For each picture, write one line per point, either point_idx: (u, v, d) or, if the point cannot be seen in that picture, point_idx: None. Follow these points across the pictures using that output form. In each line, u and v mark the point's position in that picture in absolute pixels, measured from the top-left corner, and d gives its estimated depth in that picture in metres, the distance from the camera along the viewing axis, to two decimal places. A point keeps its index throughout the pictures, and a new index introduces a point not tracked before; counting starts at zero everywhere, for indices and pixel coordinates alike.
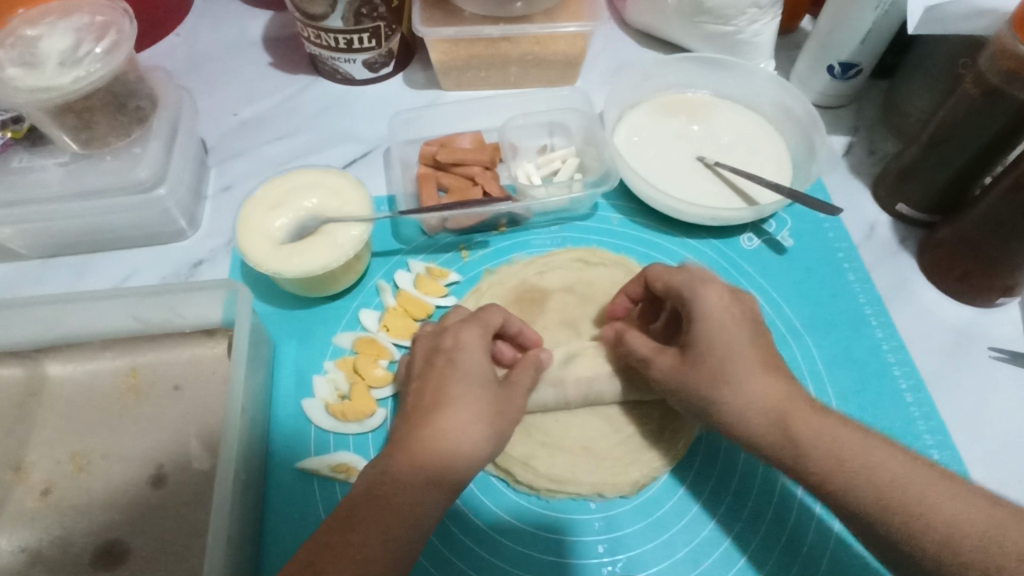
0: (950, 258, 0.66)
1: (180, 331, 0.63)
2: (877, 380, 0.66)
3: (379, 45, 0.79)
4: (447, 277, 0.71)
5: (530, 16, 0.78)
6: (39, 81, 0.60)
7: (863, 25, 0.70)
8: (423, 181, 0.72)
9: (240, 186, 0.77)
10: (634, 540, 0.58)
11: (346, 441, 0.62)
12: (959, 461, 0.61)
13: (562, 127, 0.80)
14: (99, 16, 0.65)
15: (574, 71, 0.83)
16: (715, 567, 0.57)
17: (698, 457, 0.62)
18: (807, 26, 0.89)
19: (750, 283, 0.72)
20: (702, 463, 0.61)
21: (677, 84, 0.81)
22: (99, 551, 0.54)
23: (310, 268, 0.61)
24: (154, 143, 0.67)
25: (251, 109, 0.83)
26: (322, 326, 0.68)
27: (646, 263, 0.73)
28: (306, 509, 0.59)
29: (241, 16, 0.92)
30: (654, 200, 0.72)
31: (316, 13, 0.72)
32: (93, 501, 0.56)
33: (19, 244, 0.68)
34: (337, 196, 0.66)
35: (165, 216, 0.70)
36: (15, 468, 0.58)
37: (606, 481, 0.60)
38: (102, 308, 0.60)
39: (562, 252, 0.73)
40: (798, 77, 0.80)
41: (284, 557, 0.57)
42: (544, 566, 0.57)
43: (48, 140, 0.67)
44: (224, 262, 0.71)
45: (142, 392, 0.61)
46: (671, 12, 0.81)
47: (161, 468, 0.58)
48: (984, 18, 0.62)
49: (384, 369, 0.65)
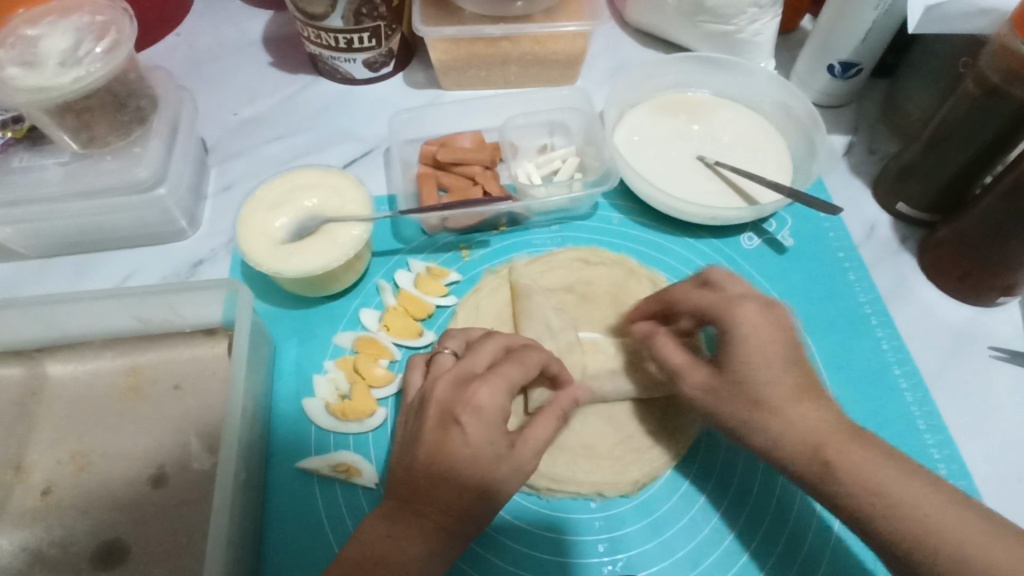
0: (950, 257, 0.66)
1: (181, 331, 0.63)
2: (876, 380, 0.66)
3: (379, 45, 0.79)
4: (447, 276, 0.71)
5: (530, 16, 0.78)
6: (39, 81, 0.60)
7: (863, 24, 0.69)
8: (423, 181, 0.72)
9: (241, 186, 0.77)
10: (633, 540, 0.58)
11: (346, 441, 0.62)
12: (958, 461, 0.61)
13: (562, 127, 0.80)
14: (99, 15, 0.65)
15: (574, 70, 0.83)
16: (716, 566, 0.57)
17: (693, 469, 0.61)
18: (807, 26, 0.89)
19: (750, 283, 0.72)
20: (697, 474, 0.61)
21: (677, 84, 0.81)
22: (99, 551, 0.54)
23: (311, 268, 0.61)
24: (155, 143, 0.67)
25: (251, 109, 0.83)
26: (322, 326, 0.68)
27: (646, 263, 0.73)
28: (307, 508, 0.59)
29: (241, 16, 0.91)
30: (654, 200, 0.72)
31: (316, 13, 0.72)
32: (93, 501, 0.56)
33: (19, 244, 0.68)
34: (338, 196, 0.66)
35: (165, 216, 0.70)
36: (15, 468, 0.58)
37: (606, 481, 0.60)
38: (102, 308, 0.60)
39: (562, 251, 0.73)
40: (799, 76, 0.80)
41: (285, 556, 0.57)
42: (545, 565, 0.57)
43: (48, 140, 0.67)
44: (224, 262, 0.71)
45: (142, 392, 0.61)
46: (672, 12, 0.81)
47: (162, 468, 0.58)
48: (984, 17, 0.62)
49: (384, 369, 0.65)
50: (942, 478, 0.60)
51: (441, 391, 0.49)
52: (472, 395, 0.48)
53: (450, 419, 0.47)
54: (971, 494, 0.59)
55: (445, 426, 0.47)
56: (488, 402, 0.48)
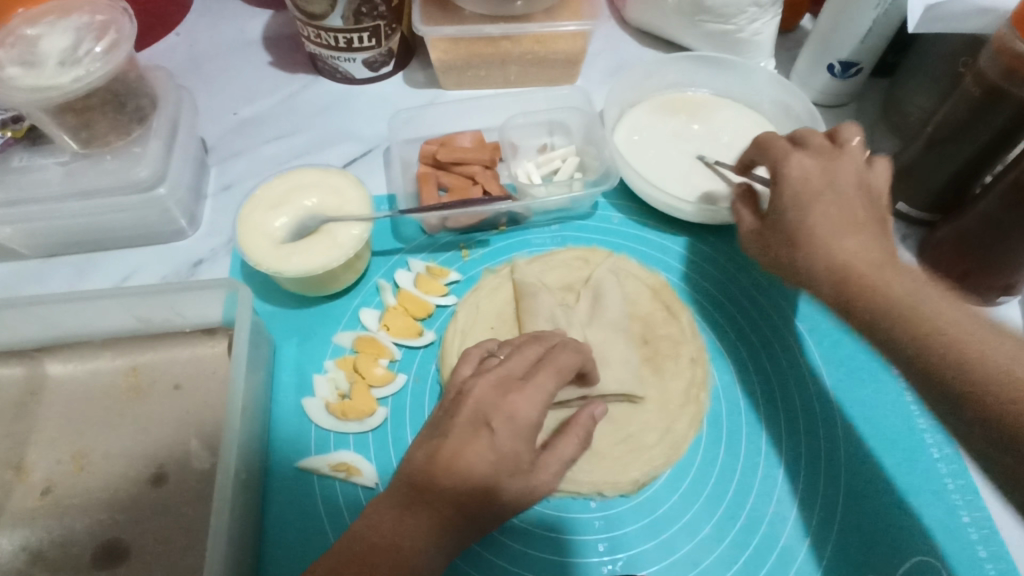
0: (949, 258, 0.65)
1: (181, 331, 0.64)
2: (876, 380, 0.66)
3: (379, 44, 0.79)
4: (447, 276, 0.71)
5: (530, 16, 0.78)
6: (39, 81, 0.59)
7: (863, 23, 0.69)
8: (423, 180, 0.72)
9: (240, 185, 0.77)
10: (633, 540, 0.58)
11: (346, 441, 0.62)
12: (958, 461, 0.61)
13: (562, 127, 0.80)
14: (99, 15, 0.65)
15: (574, 70, 0.83)
16: (715, 566, 0.57)
17: (683, 486, 0.60)
18: (807, 25, 0.89)
19: (750, 283, 0.72)
20: (687, 489, 0.60)
21: (677, 83, 0.81)
22: (99, 551, 0.54)
23: (311, 268, 0.61)
24: (155, 143, 0.67)
25: (251, 109, 0.83)
26: (322, 326, 0.68)
27: (646, 263, 0.73)
28: (306, 508, 0.59)
29: (241, 16, 0.92)
30: (654, 200, 0.72)
31: (316, 13, 0.72)
32: (94, 500, 0.56)
33: (19, 244, 0.68)
34: (337, 196, 0.66)
35: (166, 216, 0.70)
36: (15, 467, 0.58)
37: (606, 480, 0.59)
38: (102, 307, 0.60)
39: (562, 251, 0.73)
40: (798, 76, 0.80)
41: (284, 556, 0.57)
42: (545, 565, 0.57)
43: (47, 140, 0.67)
44: (224, 262, 0.71)
45: (142, 392, 0.61)
46: (672, 11, 0.81)
47: (162, 468, 0.58)
48: (983, 17, 0.63)
49: (384, 369, 0.65)
50: (942, 480, 0.60)
51: (479, 391, 0.49)
52: (490, 410, 0.48)
53: (469, 430, 0.46)
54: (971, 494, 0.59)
55: (457, 432, 0.46)
56: (480, 412, 0.47)
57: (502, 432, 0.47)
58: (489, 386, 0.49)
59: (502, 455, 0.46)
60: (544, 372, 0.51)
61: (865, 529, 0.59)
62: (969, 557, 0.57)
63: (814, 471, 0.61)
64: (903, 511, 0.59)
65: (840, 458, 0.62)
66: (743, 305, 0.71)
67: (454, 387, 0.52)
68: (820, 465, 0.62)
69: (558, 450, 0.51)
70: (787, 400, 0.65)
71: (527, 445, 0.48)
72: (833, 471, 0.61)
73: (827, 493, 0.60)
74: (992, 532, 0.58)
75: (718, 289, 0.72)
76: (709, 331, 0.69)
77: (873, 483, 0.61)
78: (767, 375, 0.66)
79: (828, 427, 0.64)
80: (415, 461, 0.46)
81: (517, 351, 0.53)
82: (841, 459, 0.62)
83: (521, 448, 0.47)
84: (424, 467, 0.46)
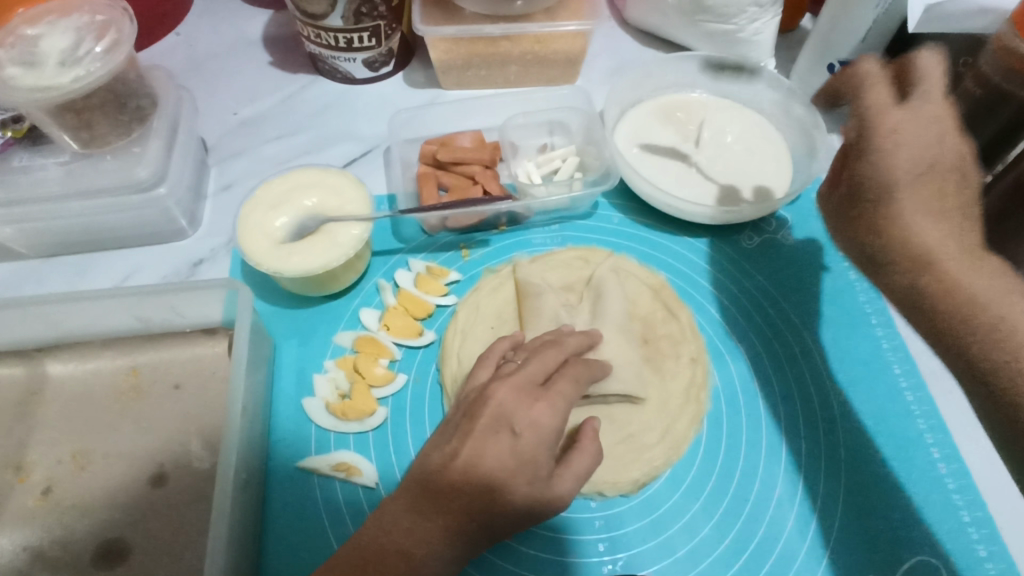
0: None
1: (181, 331, 0.64)
2: (876, 378, 0.66)
3: (379, 44, 0.79)
4: (447, 276, 0.71)
5: (530, 15, 0.78)
6: (39, 81, 0.59)
7: (864, 23, 0.70)
8: (423, 180, 0.72)
9: (240, 185, 0.77)
10: (634, 540, 0.58)
11: (346, 441, 0.62)
12: (958, 460, 0.61)
13: (562, 127, 0.80)
14: (99, 15, 0.65)
15: (575, 70, 0.83)
16: (716, 566, 0.57)
17: (683, 485, 0.60)
18: (807, 25, 0.89)
19: (750, 282, 0.72)
20: (687, 489, 0.60)
21: (677, 83, 0.81)
22: (99, 551, 0.54)
23: (311, 268, 0.61)
24: (155, 143, 0.67)
25: (251, 109, 0.83)
26: (322, 326, 0.68)
27: (646, 263, 0.73)
28: (307, 508, 0.59)
29: (241, 16, 0.92)
30: (653, 199, 0.73)
31: (316, 13, 0.72)
32: (94, 500, 0.56)
33: (19, 244, 0.68)
34: (337, 196, 0.66)
35: (165, 216, 0.70)
36: (15, 467, 0.58)
37: (606, 480, 0.59)
38: (102, 307, 0.60)
39: (562, 251, 0.73)
40: (798, 76, 0.80)
41: (284, 556, 0.57)
42: (545, 565, 0.57)
43: (48, 140, 0.67)
44: (224, 262, 0.71)
45: (142, 393, 0.61)
46: (672, 12, 0.81)
47: (162, 468, 0.58)
48: (985, 17, 0.63)
49: (384, 369, 0.65)
50: (942, 478, 0.60)
51: (504, 395, 0.48)
52: (507, 422, 0.47)
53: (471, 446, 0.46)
54: (971, 494, 0.60)
55: (476, 433, 0.46)
56: (504, 415, 0.47)
57: (527, 436, 0.46)
58: (496, 396, 0.49)
59: (524, 459, 0.45)
60: (550, 393, 0.50)
61: (865, 530, 0.58)
62: (968, 556, 0.57)
63: (815, 471, 0.61)
64: (904, 508, 0.59)
65: (840, 459, 0.62)
66: (743, 304, 0.71)
67: (463, 401, 0.51)
68: (820, 460, 0.62)
69: (571, 465, 0.49)
70: (787, 400, 0.65)
71: (547, 451, 0.47)
72: (833, 470, 0.61)
73: (827, 493, 0.60)
74: (992, 531, 0.58)
75: (718, 288, 0.72)
76: (709, 331, 0.69)
77: (872, 482, 0.61)
78: (766, 374, 0.66)
79: (828, 426, 0.64)
80: (415, 477, 0.46)
81: (534, 356, 0.54)
82: (840, 459, 0.62)
83: (543, 454, 0.47)
84: (429, 474, 0.45)
